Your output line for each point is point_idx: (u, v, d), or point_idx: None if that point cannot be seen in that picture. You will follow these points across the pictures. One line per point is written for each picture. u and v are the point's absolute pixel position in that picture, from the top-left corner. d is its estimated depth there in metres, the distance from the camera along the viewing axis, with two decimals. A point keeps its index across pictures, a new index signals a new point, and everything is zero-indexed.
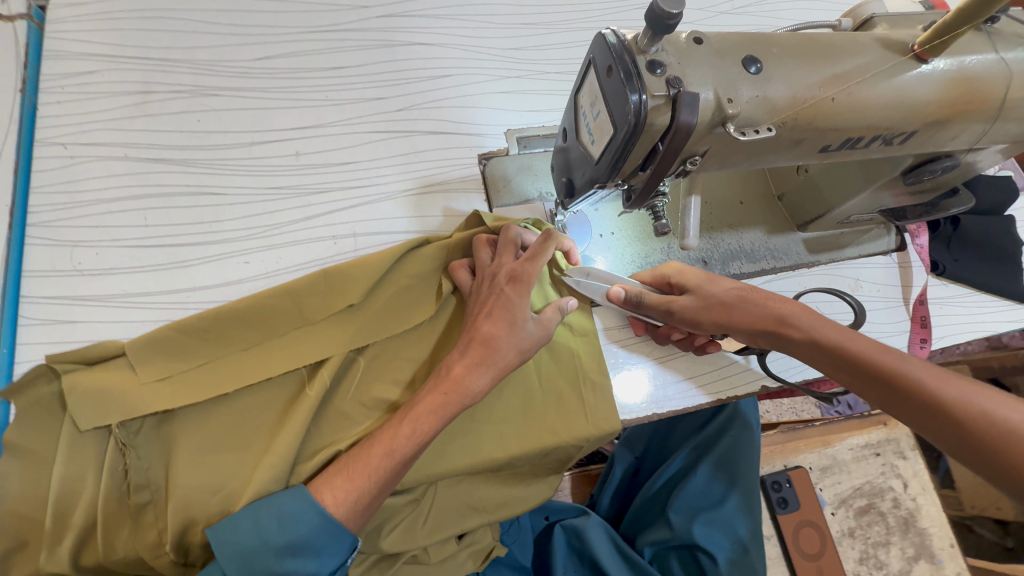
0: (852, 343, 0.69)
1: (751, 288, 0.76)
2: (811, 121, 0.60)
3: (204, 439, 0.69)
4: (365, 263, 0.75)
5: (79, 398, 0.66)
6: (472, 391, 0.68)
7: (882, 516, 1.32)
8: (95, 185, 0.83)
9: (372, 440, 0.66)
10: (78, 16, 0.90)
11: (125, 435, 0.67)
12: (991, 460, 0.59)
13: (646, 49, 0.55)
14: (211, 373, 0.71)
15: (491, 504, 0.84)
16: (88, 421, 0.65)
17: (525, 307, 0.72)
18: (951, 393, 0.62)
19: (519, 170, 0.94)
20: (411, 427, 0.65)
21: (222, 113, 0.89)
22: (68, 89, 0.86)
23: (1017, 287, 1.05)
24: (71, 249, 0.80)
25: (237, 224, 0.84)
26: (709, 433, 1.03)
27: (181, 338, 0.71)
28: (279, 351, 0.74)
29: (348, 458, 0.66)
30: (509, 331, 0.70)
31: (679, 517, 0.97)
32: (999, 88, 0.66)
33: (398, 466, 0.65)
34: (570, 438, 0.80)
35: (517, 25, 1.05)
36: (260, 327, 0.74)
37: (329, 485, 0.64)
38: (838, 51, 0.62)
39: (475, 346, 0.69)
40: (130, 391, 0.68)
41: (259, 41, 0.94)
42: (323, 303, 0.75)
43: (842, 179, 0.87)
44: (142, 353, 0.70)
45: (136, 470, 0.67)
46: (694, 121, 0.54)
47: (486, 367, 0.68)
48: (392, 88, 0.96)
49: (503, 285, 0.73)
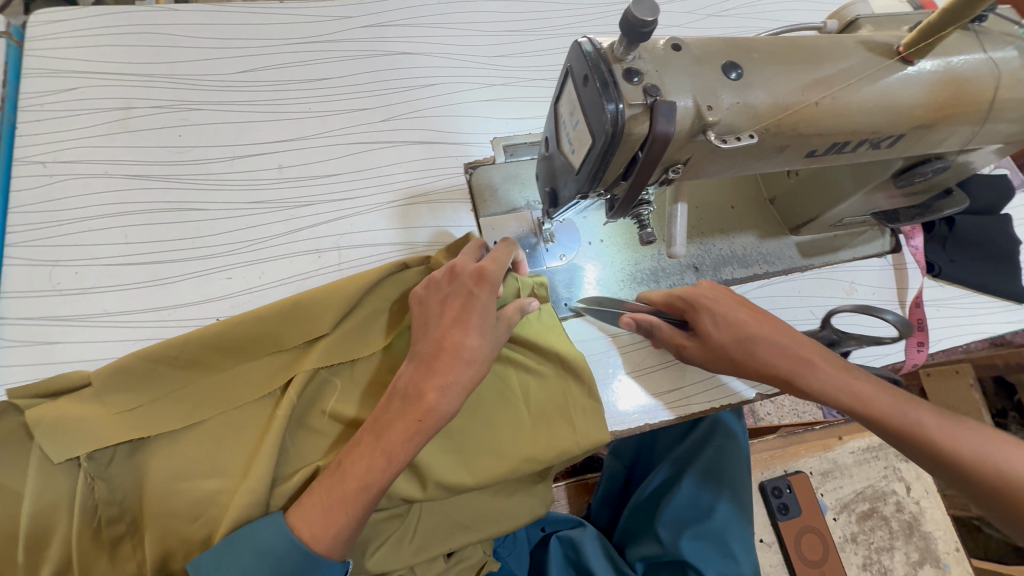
0: (868, 397, 0.69)
1: (758, 332, 0.73)
2: (794, 126, 0.58)
3: (177, 468, 0.68)
4: (341, 282, 0.74)
5: (49, 432, 0.66)
6: (442, 409, 0.65)
7: (885, 520, 1.30)
8: (74, 203, 0.81)
9: (345, 471, 0.63)
10: (59, 33, 0.90)
11: (95, 467, 0.67)
12: (1001, 511, 0.62)
13: (622, 57, 0.53)
14: (182, 401, 0.71)
15: (482, 521, 0.83)
16: (58, 453, 0.65)
17: (491, 307, 0.69)
18: (963, 448, 0.64)
19: (505, 179, 0.92)
20: (386, 458, 0.63)
21: (205, 128, 0.88)
22: (48, 107, 0.86)
23: (1016, 287, 1.04)
24: (51, 268, 0.79)
25: (220, 240, 0.83)
26: (692, 442, 1.02)
27: (150, 367, 0.70)
28: (254, 374, 0.73)
29: (319, 484, 0.65)
30: (478, 336, 0.68)
31: (669, 529, 0.94)
32: (987, 88, 0.65)
33: (375, 496, 0.63)
34: (555, 454, 0.77)
35: (503, 32, 1.05)
36: (232, 351, 0.73)
37: (307, 519, 0.63)
38: (822, 54, 0.60)
39: (442, 358, 0.67)
40: (100, 423, 0.68)
41: (243, 54, 0.94)
42: (296, 324, 0.73)
43: (836, 181, 0.86)
44: (109, 385, 0.70)
45: (108, 503, 0.66)
46: (672, 130, 0.52)
47: (454, 381, 0.66)
48: (377, 98, 0.95)
49: (469, 286, 0.70)
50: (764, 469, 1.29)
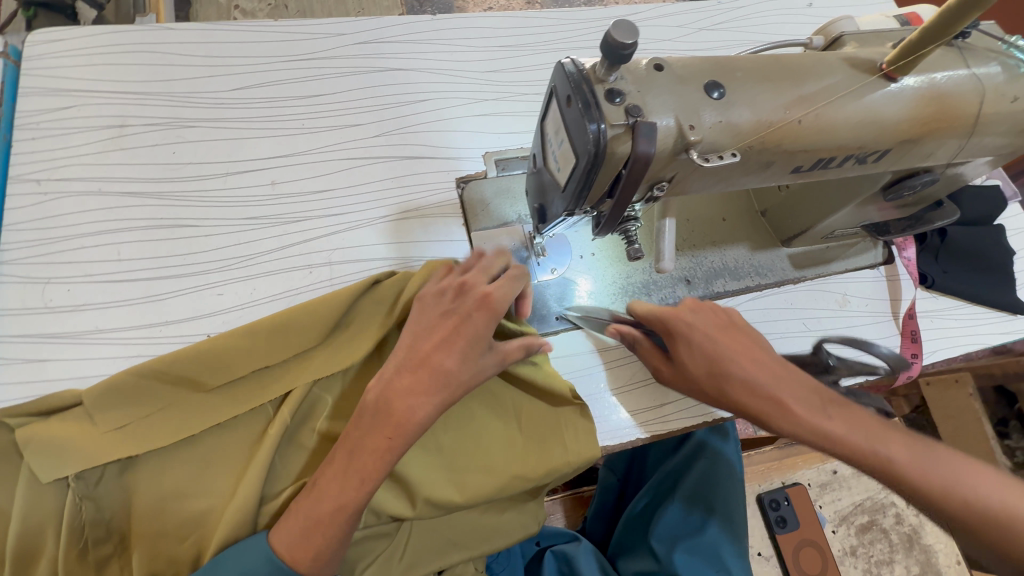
0: (846, 436, 0.64)
1: (732, 367, 0.69)
2: (778, 143, 0.59)
3: (166, 487, 0.68)
4: (333, 298, 0.75)
5: (38, 451, 0.66)
6: (416, 424, 0.63)
7: (885, 533, 1.29)
8: (68, 221, 0.82)
9: (319, 491, 0.63)
10: (54, 53, 0.90)
11: (83, 486, 0.66)
12: (988, 544, 0.60)
13: (604, 78, 0.53)
14: (171, 419, 0.70)
15: (473, 539, 0.83)
16: (46, 473, 0.65)
17: (485, 335, 0.66)
18: (943, 487, 0.61)
19: (496, 194, 0.93)
20: (359, 478, 0.62)
21: (199, 144, 0.89)
22: (43, 126, 0.86)
23: (1009, 298, 1.04)
24: (43, 285, 0.79)
25: (211, 256, 0.84)
26: (682, 458, 1.03)
27: (140, 383, 0.71)
28: (244, 390, 0.73)
29: (297, 502, 0.64)
30: (453, 357, 0.65)
31: (662, 544, 0.94)
32: (972, 103, 0.65)
33: (353, 514, 0.62)
34: (545, 473, 0.78)
35: (496, 47, 1.06)
36: (222, 367, 0.72)
37: (286, 536, 0.62)
38: (805, 72, 0.60)
39: (415, 374, 0.65)
40: (90, 441, 0.67)
41: (237, 72, 0.95)
42: (287, 341, 0.73)
43: (826, 195, 0.86)
44: (100, 402, 0.70)
45: (96, 523, 0.66)
46: (653, 151, 0.52)
47: (427, 400, 0.64)
48: (370, 114, 0.96)
49: (469, 309, 0.67)
50: (760, 481, 1.29)
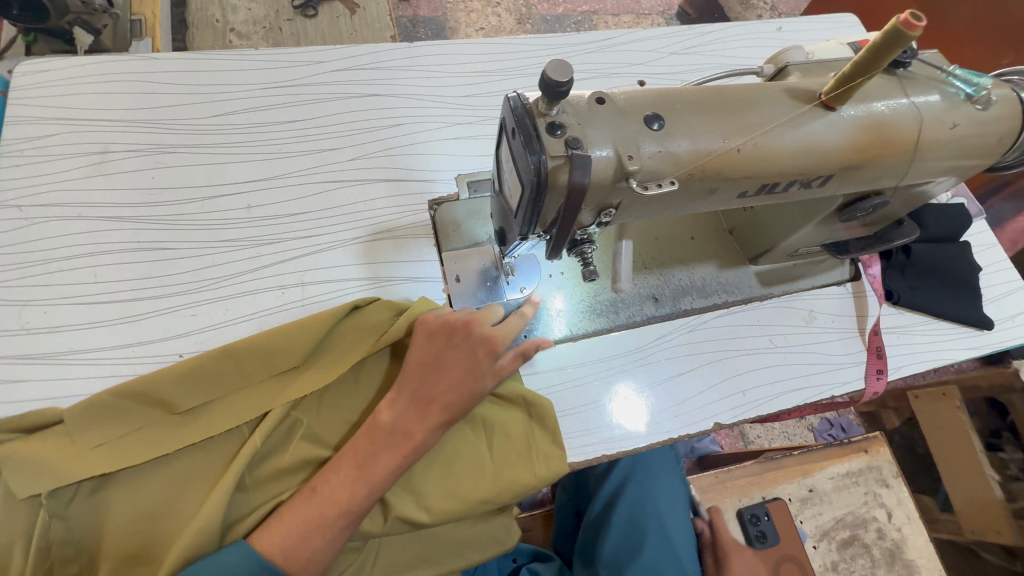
0: None
1: None
2: (719, 171, 0.61)
3: (137, 505, 0.69)
4: (312, 323, 0.79)
5: (15, 468, 0.67)
6: (425, 446, 0.73)
7: (867, 548, 1.39)
8: (49, 244, 0.85)
9: (324, 499, 0.68)
10: (40, 82, 0.94)
11: (56, 504, 0.68)
12: None
13: (546, 111, 0.56)
14: (145, 438, 0.72)
15: (441, 556, 0.84)
16: (22, 490, 0.66)
17: (491, 374, 0.73)
18: None
19: (470, 215, 0.95)
20: (368, 488, 0.69)
21: (178, 169, 0.92)
22: (27, 153, 0.90)
23: (975, 313, 1.05)
24: (21, 307, 0.81)
25: (187, 278, 0.86)
26: (631, 470, 1.08)
27: (119, 403, 0.73)
28: (221, 411, 0.75)
29: (292, 508, 0.68)
30: (462, 392, 0.73)
31: (609, 567, 0.97)
32: (911, 131, 0.68)
33: (354, 521, 0.69)
34: (505, 492, 0.79)
35: (470, 73, 1.09)
36: (201, 388, 0.75)
37: (277, 542, 0.66)
38: (746, 103, 0.63)
39: (428, 405, 0.73)
40: (65, 460, 0.69)
41: (218, 99, 0.98)
42: (267, 364, 0.78)
43: (787, 216, 0.89)
44: (80, 420, 0.72)
45: (64, 541, 0.68)
46: (588, 181, 0.55)
47: (441, 426, 0.73)
48: (346, 138, 1.00)
49: (476, 349, 0.73)
50: (743, 496, 1.37)
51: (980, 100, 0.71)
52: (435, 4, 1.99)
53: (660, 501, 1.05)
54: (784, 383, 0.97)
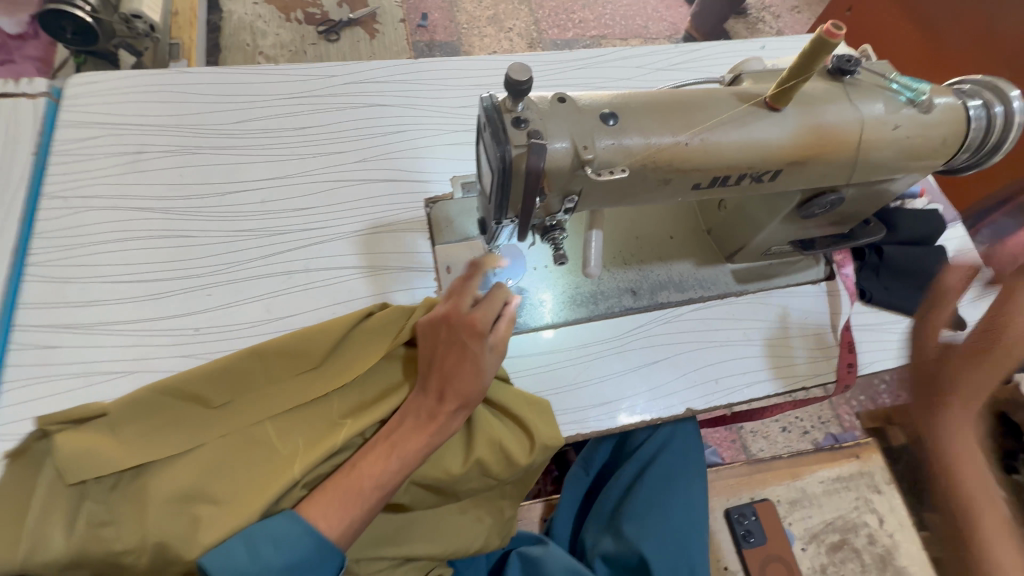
0: None
1: None
2: (669, 162, 0.69)
3: (168, 491, 0.74)
4: (327, 330, 0.84)
5: (64, 458, 0.74)
6: (449, 429, 0.81)
7: (857, 552, 1.39)
8: (90, 231, 0.96)
9: (359, 473, 0.77)
10: (90, 92, 1.07)
11: (98, 490, 0.76)
12: None
13: (513, 108, 0.65)
14: (182, 430, 0.79)
15: (435, 538, 0.90)
16: (73, 476, 0.73)
17: (483, 353, 0.80)
18: None
19: (461, 212, 1.03)
20: (399, 463, 0.77)
21: (202, 168, 1.03)
22: (73, 151, 1.02)
23: (947, 312, 1.09)
24: (61, 284, 0.92)
25: (204, 262, 0.96)
26: (659, 445, 1.12)
27: (157, 399, 0.79)
28: (246, 408, 0.82)
29: (334, 486, 0.77)
30: (477, 379, 0.80)
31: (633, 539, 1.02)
32: (853, 132, 0.75)
33: (386, 493, 0.77)
34: (504, 471, 0.86)
35: (469, 87, 1.20)
36: (231, 387, 0.82)
37: (324, 514, 0.75)
38: (697, 107, 0.70)
39: (441, 391, 0.81)
40: (107, 450, 0.76)
41: (242, 108, 1.10)
42: (290, 365, 0.84)
43: (754, 214, 0.96)
44: (123, 415, 0.78)
45: (107, 523, 0.74)
46: (542, 165, 0.63)
47: (462, 409, 0.81)
48: (353, 144, 1.10)
49: (462, 335, 0.80)
50: (730, 496, 1.40)
51: (921, 103, 0.78)
52: (451, 29, 2.13)
53: (691, 476, 1.10)
54: (759, 374, 1.02)
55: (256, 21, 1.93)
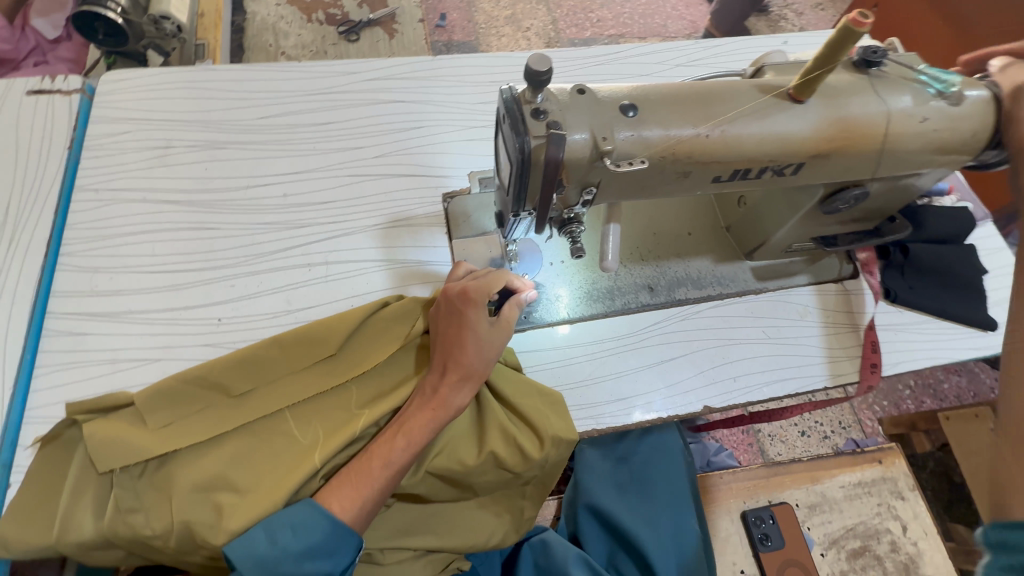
0: None
1: None
2: (689, 154, 0.69)
3: (192, 479, 0.76)
4: (342, 319, 0.85)
5: (94, 447, 0.76)
6: (454, 406, 0.80)
7: (879, 559, 1.36)
8: (119, 223, 0.99)
9: (370, 454, 0.77)
10: (121, 89, 1.10)
11: (125, 478, 0.77)
12: None
13: (532, 99, 0.65)
14: (203, 419, 0.81)
15: (451, 530, 0.91)
16: (102, 464, 0.76)
17: (480, 321, 0.80)
18: None
19: (479, 207, 1.03)
20: (405, 440, 0.77)
21: (227, 162, 1.06)
22: (104, 146, 1.05)
23: (976, 313, 1.05)
24: (92, 274, 0.95)
25: (228, 254, 0.98)
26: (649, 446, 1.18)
27: (182, 389, 0.82)
28: (264, 397, 0.83)
29: (348, 470, 0.78)
30: (476, 350, 0.80)
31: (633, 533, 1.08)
32: (879, 125, 0.73)
33: (395, 473, 0.77)
34: (519, 464, 0.85)
35: (487, 83, 1.20)
36: (251, 376, 0.83)
37: (337, 495, 0.76)
38: (717, 99, 0.70)
39: (443, 367, 0.81)
40: (134, 437, 0.78)
41: (265, 104, 1.12)
42: (307, 355, 0.85)
43: (775, 210, 0.94)
44: (148, 405, 0.81)
45: (133, 509, 0.76)
46: (561, 155, 0.63)
47: (464, 384, 0.80)
48: (373, 139, 1.11)
49: (459, 307, 0.81)
50: (748, 498, 1.38)
51: (951, 95, 0.76)
52: (469, 29, 2.14)
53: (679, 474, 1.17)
54: (779, 374, 1.01)
55: (279, 22, 1.97)
